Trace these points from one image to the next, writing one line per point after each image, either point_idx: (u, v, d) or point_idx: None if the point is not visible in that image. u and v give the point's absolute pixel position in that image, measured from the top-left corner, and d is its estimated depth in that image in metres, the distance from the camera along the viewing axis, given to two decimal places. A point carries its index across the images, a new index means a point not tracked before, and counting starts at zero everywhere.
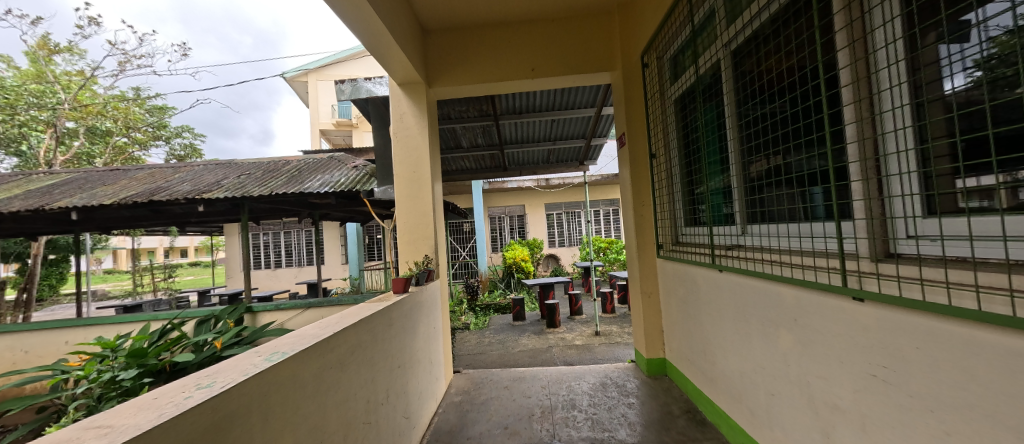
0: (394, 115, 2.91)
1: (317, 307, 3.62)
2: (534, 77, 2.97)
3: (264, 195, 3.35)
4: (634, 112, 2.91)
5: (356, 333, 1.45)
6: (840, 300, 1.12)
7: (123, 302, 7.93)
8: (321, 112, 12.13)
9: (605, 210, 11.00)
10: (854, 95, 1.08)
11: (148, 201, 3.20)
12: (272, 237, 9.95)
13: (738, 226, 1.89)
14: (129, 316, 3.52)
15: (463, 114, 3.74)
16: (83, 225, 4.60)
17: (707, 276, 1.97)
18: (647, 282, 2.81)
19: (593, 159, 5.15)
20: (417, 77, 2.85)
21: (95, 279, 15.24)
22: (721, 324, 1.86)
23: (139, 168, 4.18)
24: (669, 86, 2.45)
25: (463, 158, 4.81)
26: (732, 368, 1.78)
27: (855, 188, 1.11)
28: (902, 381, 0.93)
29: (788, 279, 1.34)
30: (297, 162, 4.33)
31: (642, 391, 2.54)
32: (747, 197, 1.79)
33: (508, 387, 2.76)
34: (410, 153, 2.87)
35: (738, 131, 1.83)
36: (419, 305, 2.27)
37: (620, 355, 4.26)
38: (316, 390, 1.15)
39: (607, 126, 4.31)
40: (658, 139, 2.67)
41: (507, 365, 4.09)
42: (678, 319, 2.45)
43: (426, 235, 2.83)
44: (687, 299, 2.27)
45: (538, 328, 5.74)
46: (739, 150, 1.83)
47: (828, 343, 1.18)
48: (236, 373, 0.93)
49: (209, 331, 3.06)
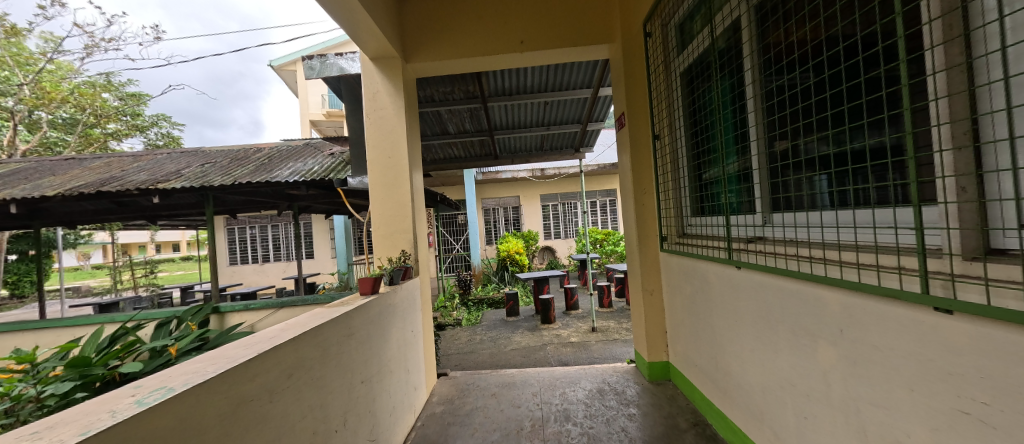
0: (367, 93, 2.59)
1: (291, 306, 3.35)
2: (523, 51, 2.66)
3: (228, 184, 3.05)
4: (633, 88, 2.61)
5: (298, 348, 1.17)
6: (920, 312, 0.84)
7: (102, 299, 7.61)
8: (310, 102, 11.71)
9: (603, 201, 10.76)
10: (943, 33, 0.80)
11: (96, 192, 2.89)
12: (259, 231, 9.63)
13: (759, 214, 1.61)
14: (81, 319, 3.21)
15: (447, 96, 3.44)
16: (40, 220, 4.25)
17: (721, 274, 1.72)
18: (649, 278, 2.54)
19: (589, 146, 4.85)
20: (392, 51, 2.53)
21: (75, 276, 14.79)
22: (739, 331, 1.60)
23: (97, 157, 3.82)
24: (676, 56, 2.18)
25: (450, 145, 4.49)
26: (753, 381, 1.52)
27: (941, 161, 0.84)
28: (1014, 428, 0.67)
29: (833, 281, 1.08)
30: (270, 150, 4.01)
31: (643, 399, 2.29)
32: (769, 180, 1.53)
33: (497, 395, 2.51)
34: (384, 136, 2.56)
35: (761, 101, 1.56)
36: (391, 307, 1.99)
37: (618, 353, 4.03)
38: (229, 436, 0.87)
39: (604, 110, 4.00)
40: (662, 117, 2.39)
41: (498, 366, 3.84)
42: (684, 319, 2.20)
43: (404, 228, 2.55)
44: (695, 299, 2.01)
45: (533, 324, 5.50)
46: (761, 125, 1.56)
47: (894, 365, 0.92)
48: (73, 428, 0.63)
49: (168, 336, 2.78)
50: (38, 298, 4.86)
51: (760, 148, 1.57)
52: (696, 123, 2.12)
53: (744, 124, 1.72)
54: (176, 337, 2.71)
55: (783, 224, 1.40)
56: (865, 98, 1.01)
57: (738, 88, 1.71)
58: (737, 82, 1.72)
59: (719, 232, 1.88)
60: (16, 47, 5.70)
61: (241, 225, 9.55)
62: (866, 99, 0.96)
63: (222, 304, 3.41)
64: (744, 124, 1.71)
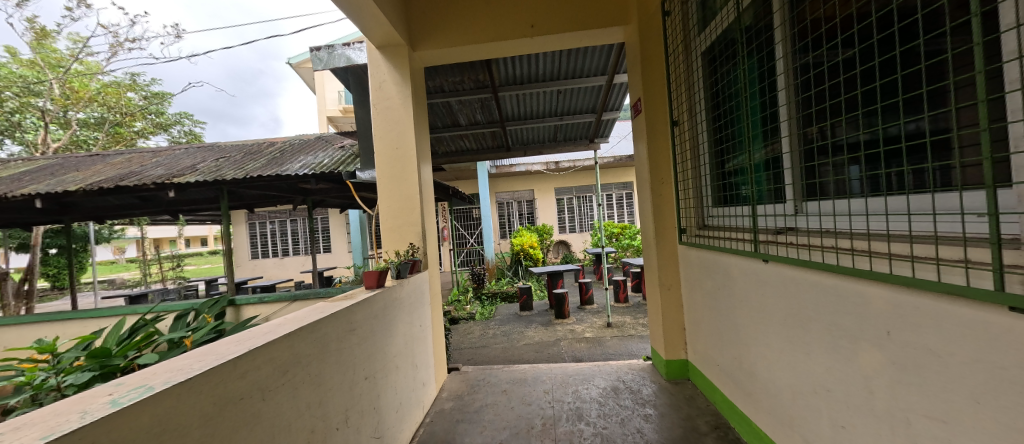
0: (373, 83, 2.52)
1: (303, 299, 3.38)
2: (533, 35, 2.54)
3: (239, 178, 3.06)
4: (650, 71, 2.45)
5: (292, 344, 1.12)
6: (991, 313, 0.71)
7: (131, 291, 7.93)
8: (327, 99, 11.87)
9: (618, 194, 10.54)
10: None
11: (115, 187, 2.95)
12: (279, 225, 9.87)
13: (791, 202, 1.46)
14: (105, 311, 3.31)
15: (457, 86, 3.36)
16: (69, 215, 4.43)
17: (746, 267, 1.58)
18: (666, 273, 2.41)
19: (604, 136, 4.70)
20: (399, 39, 2.45)
21: (107, 270, 15.54)
22: (765, 330, 1.47)
23: (119, 153, 3.93)
24: (697, 35, 2.03)
25: (461, 137, 4.42)
26: (782, 383, 1.39)
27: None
28: None
29: (879, 276, 0.95)
30: (282, 144, 4.04)
31: (660, 399, 2.19)
32: (801, 165, 1.38)
33: (507, 391, 2.45)
34: (391, 128, 2.50)
35: (792, 77, 1.40)
36: (397, 302, 1.95)
37: (634, 350, 3.91)
38: (214, 438, 0.82)
39: (619, 98, 3.84)
40: (681, 101, 2.24)
41: (510, 361, 3.79)
42: (704, 317, 2.08)
43: (411, 220, 2.49)
44: (717, 294, 1.88)
45: (546, 319, 5.42)
46: (793, 104, 1.41)
47: (953, 374, 0.79)
48: (35, 431, 0.59)
49: (184, 328, 2.84)
50: (72, 290, 5.09)
51: (791, 129, 1.42)
52: (720, 106, 1.97)
53: (773, 104, 1.56)
54: (192, 329, 2.76)
55: (816, 214, 1.26)
56: (922, 64, 0.87)
57: (765, 64, 1.56)
58: (765, 58, 1.56)
59: (744, 223, 1.73)
60: (49, 49, 5.96)
61: (262, 220, 9.81)
62: (918, 66, 0.83)
63: (237, 297, 3.47)
64: (774, 103, 1.55)
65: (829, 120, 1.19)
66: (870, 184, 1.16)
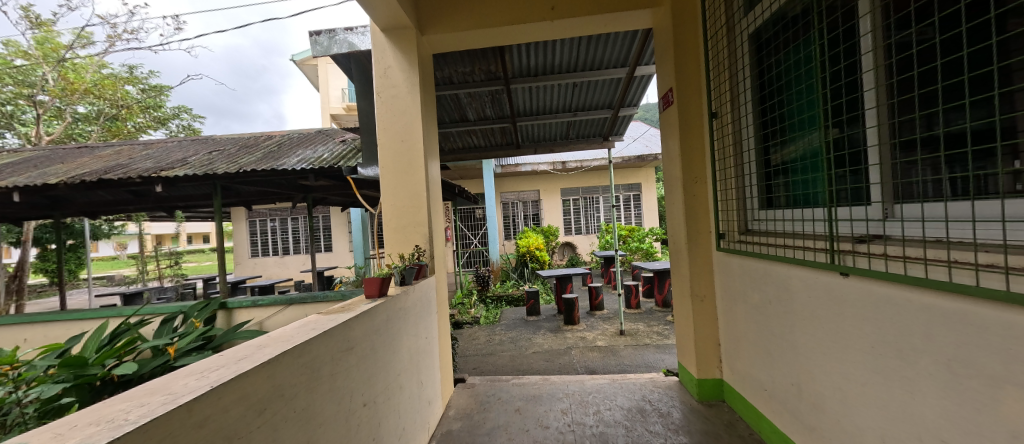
0: (377, 68, 2.29)
1: (299, 303, 3.15)
2: (553, 18, 2.31)
3: (231, 171, 2.85)
4: (685, 57, 2.19)
5: (272, 374, 0.89)
6: None
7: (127, 289, 7.75)
8: (331, 96, 11.73)
9: (626, 196, 10.30)
10: None
11: (98, 180, 2.75)
12: (279, 223, 9.70)
13: (876, 205, 1.16)
14: (89, 312, 3.10)
15: (467, 77, 3.15)
16: (57, 211, 4.24)
17: (812, 281, 1.33)
18: (699, 281, 2.17)
19: (619, 134, 4.46)
20: (407, 21, 2.22)
21: (102, 267, 15.40)
22: (841, 357, 1.22)
23: (109, 146, 3.73)
24: (745, 15, 1.78)
25: (470, 133, 4.20)
26: (867, 424, 1.14)
27: None
28: None
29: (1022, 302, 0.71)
30: (280, 137, 3.83)
31: (694, 424, 1.95)
32: (891, 163, 1.08)
33: (521, 410, 2.22)
34: (396, 119, 2.28)
35: (882, 55, 1.08)
36: (400, 311, 1.71)
37: (651, 361, 3.66)
38: None
39: (638, 92, 3.61)
40: (722, 90, 1.99)
41: (519, 371, 3.56)
42: (747, 333, 1.83)
43: (418, 220, 2.26)
44: (767, 309, 1.64)
45: (555, 325, 5.19)
46: (879, 88, 1.09)
47: None
48: None
49: (170, 334, 2.65)
50: (61, 289, 4.90)
51: (878, 118, 1.11)
52: (774, 94, 1.68)
53: (854, 88, 1.23)
54: (178, 335, 2.58)
55: (905, 220, 1.01)
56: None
57: (843, 39, 1.23)
58: (841, 32, 1.23)
59: (818, 228, 1.43)
60: (50, 42, 5.83)
61: (263, 217, 9.64)
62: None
63: (230, 300, 3.24)
64: (855, 86, 1.22)
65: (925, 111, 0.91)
66: (986, 185, 0.92)
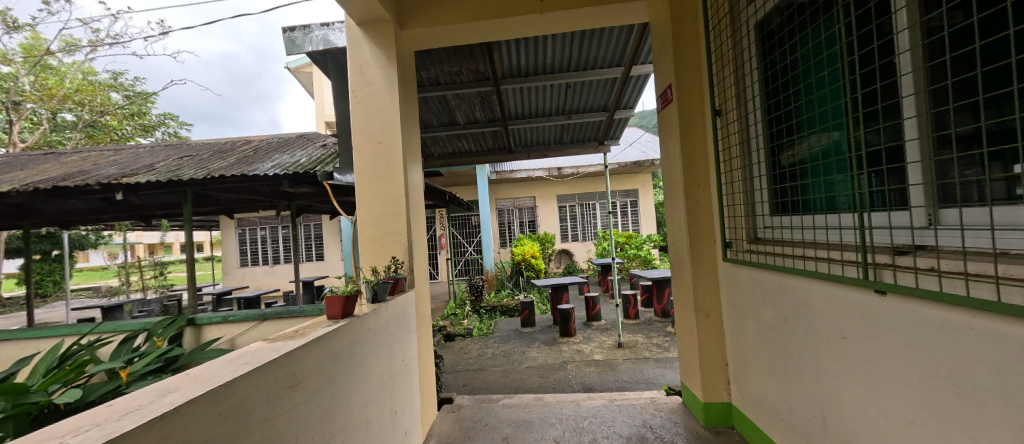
0: (353, 65, 2.12)
1: (274, 318, 2.93)
2: (541, 11, 2.15)
3: (198, 178, 2.66)
4: (684, 50, 2.04)
5: (166, 433, 0.68)
6: None
7: (108, 301, 7.47)
8: (326, 103, 11.60)
9: (623, 202, 10.15)
10: None
11: (54, 187, 2.55)
12: (270, 232, 9.48)
13: (919, 210, 0.98)
14: (45, 330, 2.87)
15: (454, 77, 2.99)
16: (24, 220, 4.03)
17: (841, 298, 1.15)
18: (703, 294, 1.99)
19: (615, 138, 4.31)
20: (384, 15, 2.05)
21: (81, 278, 14.91)
22: (882, 393, 1.02)
23: (77, 152, 3.54)
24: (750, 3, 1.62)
25: (459, 137, 4.02)
26: None
27: None
28: None
29: None
30: (259, 142, 3.65)
31: None
32: (936, 160, 0.91)
33: (509, 439, 2.00)
34: (374, 119, 2.10)
35: (921, 33, 0.92)
36: (368, 332, 1.50)
37: (651, 377, 3.45)
38: None
39: (635, 94, 3.46)
40: (727, 85, 1.83)
41: (511, 390, 3.34)
42: (760, 353, 1.64)
43: (396, 229, 2.07)
44: (783, 328, 1.45)
45: (550, 337, 4.98)
46: (919, 72, 0.92)
47: None
48: None
49: (126, 354, 2.39)
50: (30, 303, 4.66)
51: (917, 107, 0.93)
52: (784, 87, 1.52)
53: (886, 74, 1.06)
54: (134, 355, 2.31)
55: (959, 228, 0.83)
56: None
57: (870, 19, 1.06)
58: (868, 10, 1.06)
59: (843, 236, 1.25)
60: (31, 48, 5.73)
61: (252, 226, 9.42)
62: None
63: (200, 315, 3.02)
64: (889, 72, 1.05)
65: (983, 97, 0.75)
66: None
